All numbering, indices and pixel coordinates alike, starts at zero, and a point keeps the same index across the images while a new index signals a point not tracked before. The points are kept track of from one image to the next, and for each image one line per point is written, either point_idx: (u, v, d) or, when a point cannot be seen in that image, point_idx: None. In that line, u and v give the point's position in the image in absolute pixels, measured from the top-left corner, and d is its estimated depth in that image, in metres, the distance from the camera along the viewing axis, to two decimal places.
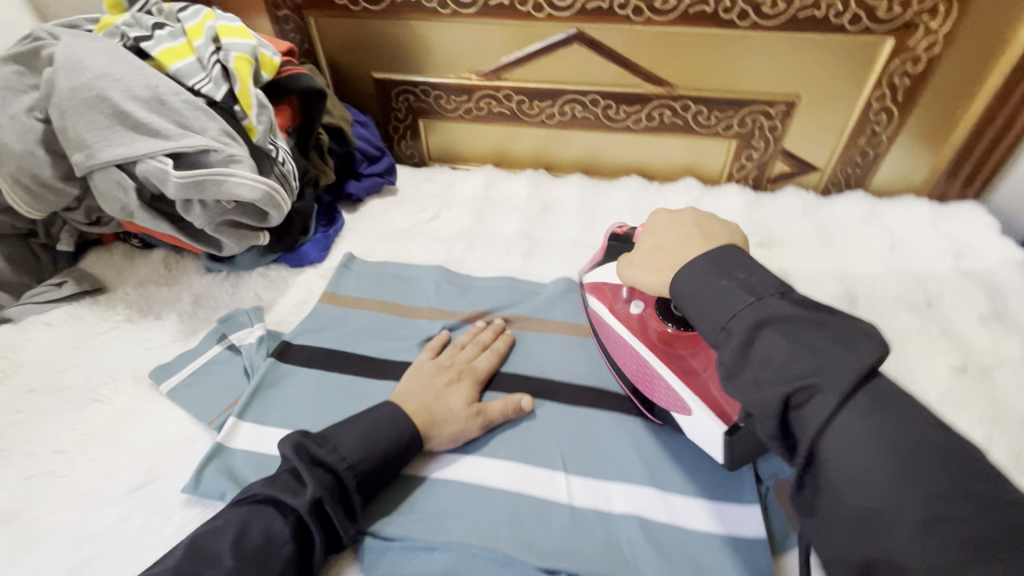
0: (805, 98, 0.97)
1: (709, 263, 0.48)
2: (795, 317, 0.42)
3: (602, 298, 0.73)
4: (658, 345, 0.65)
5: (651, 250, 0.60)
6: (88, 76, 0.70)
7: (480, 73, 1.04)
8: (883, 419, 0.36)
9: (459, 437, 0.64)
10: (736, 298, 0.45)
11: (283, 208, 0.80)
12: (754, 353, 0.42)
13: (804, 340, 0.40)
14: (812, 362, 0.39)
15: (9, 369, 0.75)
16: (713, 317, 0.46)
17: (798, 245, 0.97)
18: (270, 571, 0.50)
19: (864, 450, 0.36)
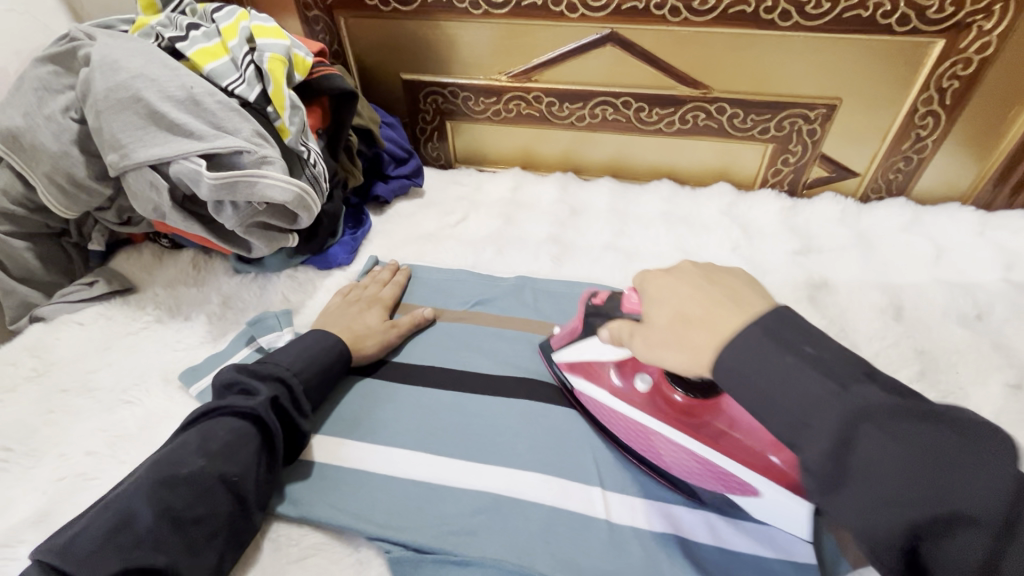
0: (847, 101, 0.94)
1: (757, 342, 0.41)
2: (889, 407, 0.35)
3: (599, 383, 0.64)
4: (677, 417, 0.58)
5: (672, 320, 0.48)
6: (123, 76, 0.70)
7: (509, 75, 1.03)
8: (948, 464, 0.33)
9: (384, 343, 0.75)
10: (814, 386, 0.38)
11: (313, 210, 0.79)
12: (855, 456, 0.35)
13: (907, 442, 0.34)
14: (919, 469, 0.33)
15: (42, 368, 0.75)
16: (786, 407, 0.39)
17: (838, 253, 0.94)
18: (240, 460, 0.56)
19: (929, 496, 0.33)
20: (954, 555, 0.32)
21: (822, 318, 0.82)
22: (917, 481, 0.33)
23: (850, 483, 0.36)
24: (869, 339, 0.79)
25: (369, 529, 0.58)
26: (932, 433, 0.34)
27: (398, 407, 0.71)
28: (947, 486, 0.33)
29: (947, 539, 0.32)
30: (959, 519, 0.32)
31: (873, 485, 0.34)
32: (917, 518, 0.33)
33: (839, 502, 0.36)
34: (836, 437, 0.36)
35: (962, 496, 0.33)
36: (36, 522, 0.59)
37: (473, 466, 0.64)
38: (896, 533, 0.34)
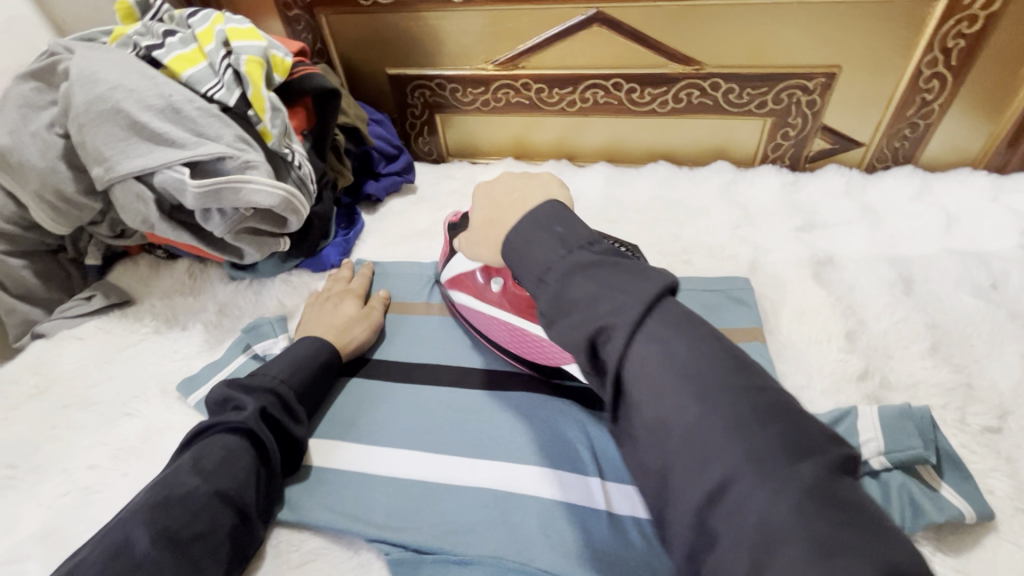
0: (846, 69, 0.91)
1: (531, 222, 0.46)
2: (600, 260, 0.42)
3: (465, 289, 0.76)
4: (525, 310, 0.70)
5: (483, 225, 0.54)
6: (102, 88, 0.69)
7: (496, 63, 1.01)
8: (680, 347, 0.38)
9: (370, 330, 0.77)
10: (552, 251, 0.44)
11: (302, 212, 0.79)
12: (570, 299, 0.41)
13: (604, 277, 0.41)
14: (611, 298, 0.39)
15: (44, 384, 0.75)
16: (536, 264, 0.44)
17: (843, 228, 0.91)
18: (237, 475, 0.55)
19: (655, 361, 0.37)
20: (617, 358, 0.39)
21: (828, 295, 0.79)
22: (659, 356, 0.37)
23: (599, 352, 0.40)
24: (878, 315, 0.77)
25: (368, 532, 0.58)
26: (624, 276, 0.40)
27: (388, 411, 0.69)
28: (616, 306, 0.39)
29: (609, 343, 0.39)
30: (679, 378, 0.37)
31: (570, 316, 0.41)
32: (659, 392, 0.37)
33: (563, 333, 0.41)
34: (559, 285, 0.42)
35: (686, 363, 0.37)
36: (42, 538, 0.59)
37: (470, 463, 0.63)
38: (641, 403, 0.38)
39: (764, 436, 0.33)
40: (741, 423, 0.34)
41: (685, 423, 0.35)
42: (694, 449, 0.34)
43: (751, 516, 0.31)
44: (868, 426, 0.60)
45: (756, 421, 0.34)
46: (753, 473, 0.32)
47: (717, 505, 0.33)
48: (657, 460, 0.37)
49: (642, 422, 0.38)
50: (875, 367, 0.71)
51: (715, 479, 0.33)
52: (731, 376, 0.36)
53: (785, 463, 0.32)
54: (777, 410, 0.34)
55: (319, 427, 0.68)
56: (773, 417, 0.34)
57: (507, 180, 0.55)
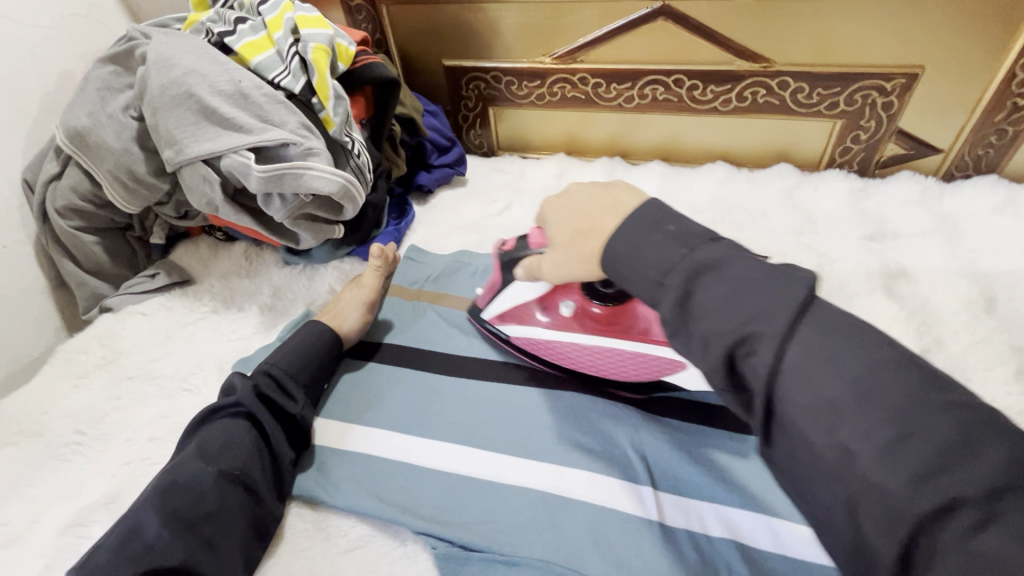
0: (929, 70, 0.85)
1: (636, 225, 0.45)
2: (727, 261, 0.41)
3: (529, 320, 0.71)
4: (604, 328, 0.68)
5: (569, 236, 0.53)
6: (176, 72, 0.71)
7: (553, 56, 0.99)
8: (846, 354, 0.36)
9: (365, 305, 0.77)
10: (671, 252, 0.43)
11: (358, 200, 0.79)
12: (697, 306, 0.41)
13: (749, 283, 0.39)
14: (752, 304, 0.38)
15: (110, 356, 0.79)
16: (646, 273, 0.44)
17: (918, 239, 0.85)
18: (239, 453, 0.58)
19: (819, 372, 0.36)
20: (766, 368, 0.37)
21: (901, 309, 0.74)
22: (823, 366, 0.36)
23: (736, 363, 0.39)
24: (956, 334, 0.72)
25: (415, 524, 0.58)
26: (764, 277, 0.39)
27: (438, 404, 0.69)
28: (756, 314, 0.38)
29: (754, 354, 0.38)
30: (846, 387, 0.35)
31: (708, 328, 0.40)
32: (827, 407, 0.35)
33: (697, 350, 0.41)
34: (685, 289, 0.41)
35: (860, 376, 0.35)
36: (106, 503, 0.62)
37: (516, 461, 0.62)
38: (796, 417, 0.36)
39: (977, 461, 0.31)
40: (944, 446, 0.31)
41: (864, 443, 0.33)
42: (870, 472, 0.33)
43: (965, 554, 0.29)
44: None
45: (961, 441, 0.31)
46: (961, 497, 0.30)
47: (925, 529, 0.31)
48: (822, 473, 0.36)
49: (806, 445, 0.36)
50: None
51: (920, 501, 0.31)
52: (904, 377, 0.34)
53: (1013, 485, 0.30)
54: (988, 427, 0.32)
55: (369, 416, 0.69)
56: (976, 434, 0.31)
57: (580, 188, 0.55)
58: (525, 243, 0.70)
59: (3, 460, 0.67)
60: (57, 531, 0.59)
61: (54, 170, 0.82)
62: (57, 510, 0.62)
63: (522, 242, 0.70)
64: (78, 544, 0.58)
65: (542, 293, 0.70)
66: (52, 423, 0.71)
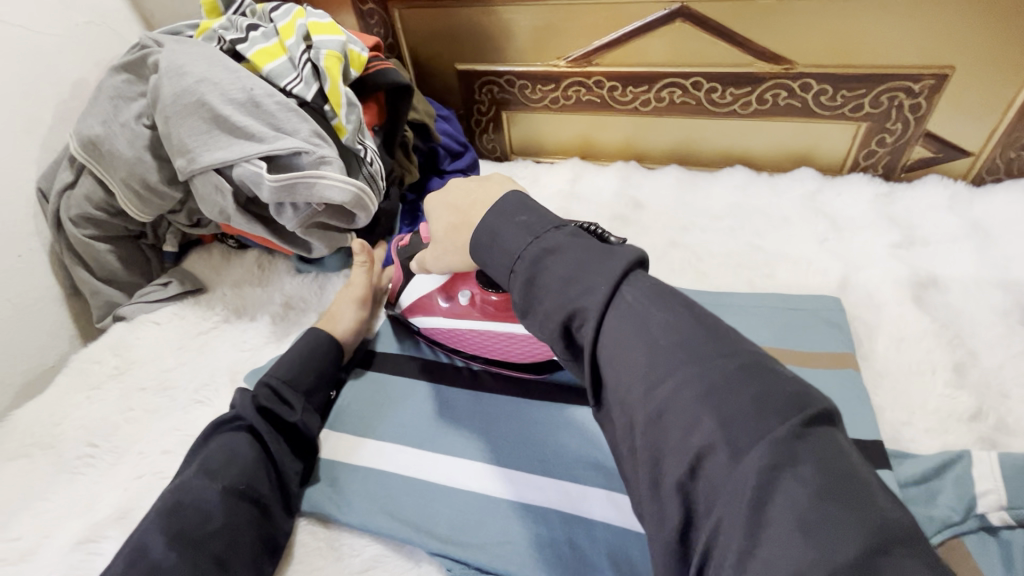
0: (960, 70, 0.82)
1: (497, 215, 0.47)
2: (570, 243, 0.42)
3: (430, 312, 0.71)
4: (500, 315, 0.67)
5: (448, 229, 0.56)
6: (188, 81, 0.71)
7: (568, 60, 0.97)
8: (656, 317, 0.37)
9: (352, 305, 0.76)
10: (520, 240, 0.44)
11: (371, 209, 0.78)
12: (542, 284, 0.41)
13: (577, 259, 0.41)
14: (584, 280, 0.39)
15: (123, 366, 0.78)
16: (502, 260, 0.45)
17: (948, 246, 0.82)
18: (242, 468, 0.57)
19: (627, 335, 0.36)
20: (590, 339, 0.38)
21: (931, 321, 0.72)
22: (631, 330, 0.36)
23: (574, 333, 0.40)
24: (991, 347, 0.69)
25: (431, 544, 0.56)
26: (591, 253, 0.41)
27: (452, 418, 0.67)
28: (585, 288, 0.39)
29: (583, 327, 0.39)
30: (643, 350, 0.36)
31: (552, 303, 0.40)
32: (630, 367, 0.36)
33: (539, 325, 0.41)
34: (530, 273, 0.42)
35: (661, 337, 0.36)
36: (118, 519, 0.61)
37: (533, 479, 0.60)
38: (615, 380, 0.37)
39: (743, 405, 0.31)
40: (713, 390, 0.32)
41: (663, 397, 0.34)
42: (665, 427, 0.33)
43: (726, 491, 0.29)
44: (987, 476, 0.53)
45: (727, 386, 0.32)
46: (728, 443, 0.30)
47: (698, 477, 0.31)
48: (632, 437, 0.35)
49: (623, 405, 0.36)
50: (989, 407, 0.64)
51: (693, 449, 0.31)
52: (701, 341, 0.35)
53: (768, 419, 0.30)
54: (758, 371, 0.33)
55: (382, 430, 0.67)
56: (749, 376, 0.32)
57: (463, 182, 0.57)
58: (419, 240, 0.72)
59: (17, 472, 0.67)
60: (70, 547, 0.59)
61: (68, 178, 0.82)
62: (70, 525, 0.62)
63: (415, 238, 0.73)
64: (90, 560, 0.58)
65: (441, 285, 0.69)
66: (65, 435, 0.71)
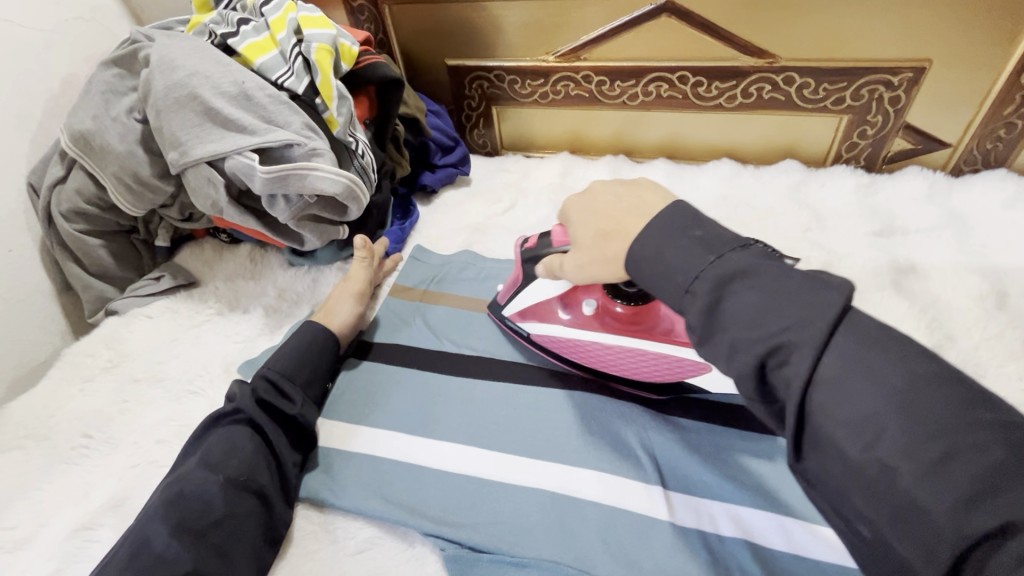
0: (937, 63, 0.84)
1: (661, 227, 0.45)
2: (758, 267, 0.41)
3: (550, 320, 0.69)
4: (626, 327, 0.65)
5: (594, 238, 0.53)
6: (180, 74, 0.71)
7: (556, 54, 0.99)
8: (895, 371, 0.35)
9: (348, 300, 0.77)
10: (696, 258, 0.42)
11: (362, 201, 0.79)
12: (727, 312, 0.40)
13: (769, 286, 0.39)
14: (780, 316, 0.38)
15: (116, 359, 0.78)
16: (673, 279, 0.43)
17: (927, 234, 0.84)
18: (242, 460, 0.58)
19: (857, 386, 0.35)
20: (799, 378, 0.36)
21: (911, 305, 0.74)
22: (863, 381, 0.35)
23: (767, 374, 0.39)
24: (967, 330, 0.71)
25: (424, 526, 0.57)
26: (792, 284, 0.39)
27: (443, 405, 0.68)
28: (790, 325, 0.37)
29: (787, 364, 0.37)
30: (884, 404, 0.34)
31: (740, 336, 0.39)
32: (861, 423, 0.34)
33: (724, 355, 0.40)
34: (714, 299, 0.41)
35: (899, 391, 0.34)
36: (114, 506, 0.62)
37: (524, 462, 0.61)
38: (837, 432, 0.35)
39: (1022, 485, 0.29)
40: (992, 467, 0.30)
41: (900, 461, 0.32)
42: (902, 484, 0.32)
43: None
44: None
45: (1011, 464, 0.30)
46: (1017, 525, 0.29)
47: (972, 557, 0.30)
48: (867, 496, 0.35)
49: (842, 458, 0.35)
50: None
51: (970, 528, 0.30)
52: (945, 394, 0.33)
53: None
54: None
55: (374, 417, 0.68)
56: None
57: (607, 189, 0.55)
58: (546, 242, 0.64)
59: (11, 463, 0.67)
60: (65, 534, 0.59)
61: (59, 173, 0.82)
62: (64, 514, 0.62)
63: (545, 239, 0.64)
64: (85, 548, 0.58)
65: (563, 292, 0.67)
66: (59, 427, 0.71)
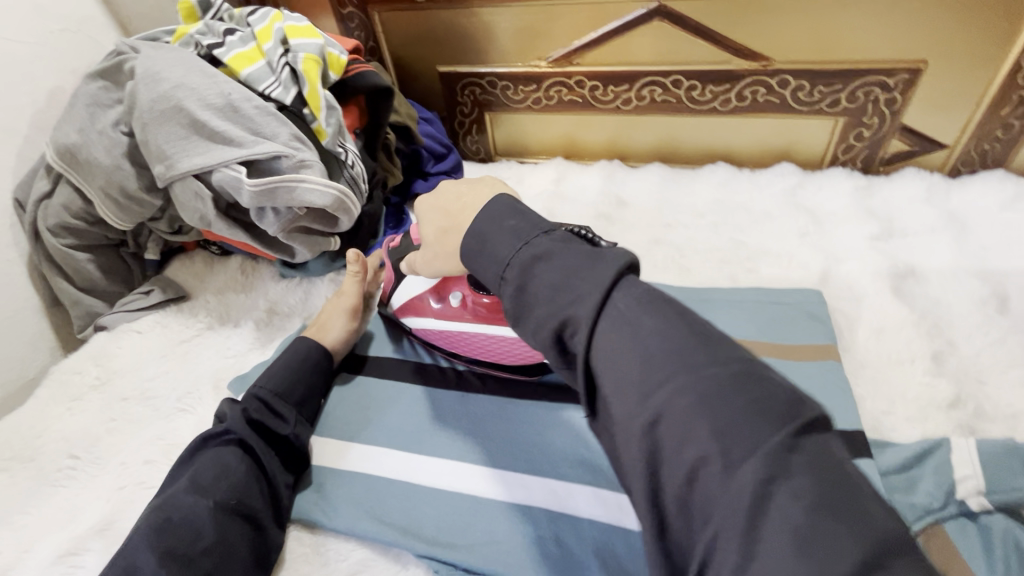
0: (933, 64, 0.83)
1: (487, 219, 0.45)
2: (559, 248, 0.41)
3: (425, 313, 0.70)
4: (492, 317, 0.66)
5: (436, 234, 0.54)
6: (165, 86, 0.70)
7: (549, 60, 0.98)
8: (647, 326, 0.36)
9: (342, 317, 0.75)
10: (509, 247, 0.43)
11: (353, 212, 0.78)
12: (533, 290, 0.40)
13: (567, 265, 0.39)
14: (574, 288, 0.38)
15: (104, 377, 0.77)
16: (492, 269, 0.43)
17: (926, 237, 0.83)
18: (234, 483, 0.56)
19: (622, 345, 0.36)
20: (583, 347, 0.37)
21: (910, 311, 0.73)
22: (623, 338, 0.36)
23: (566, 342, 0.39)
24: (968, 335, 0.70)
25: (418, 547, 0.56)
26: (579, 259, 0.40)
27: (438, 421, 0.67)
28: (582, 296, 0.38)
29: (575, 336, 0.38)
30: (638, 359, 0.35)
31: (541, 311, 0.39)
32: (627, 379, 0.35)
33: (531, 332, 0.40)
34: (521, 279, 0.41)
35: (653, 347, 0.35)
36: (101, 530, 0.60)
37: (521, 479, 0.60)
38: (609, 391, 0.36)
39: (737, 410, 0.31)
40: (707, 402, 0.32)
41: (660, 410, 0.33)
42: (664, 436, 0.33)
43: (728, 503, 0.29)
44: (965, 462, 0.53)
45: (729, 396, 0.32)
46: (725, 453, 0.30)
47: (695, 486, 0.31)
48: (622, 448, 0.35)
49: (615, 415, 0.36)
50: (967, 395, 0.65)
51: (689, 461, 0.31)
52: (698, 348, 0.35)
53: (762, 427, 0.31)
54: (747, 378, 0.33)
55: (368, 434, 0.67)
56: (741, 387, 0.32)
57: (455, 185, 0.54)
58: (409, 241, 0.72)
59: None
60: (52, 560, 0.58)
61: (45, 188, 0.81)
62: (51, 538, 0.61)
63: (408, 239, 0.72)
64: (72, 573, 0.57)
65: (433, 286, 0.68)
66: (45, 448, 0.69)
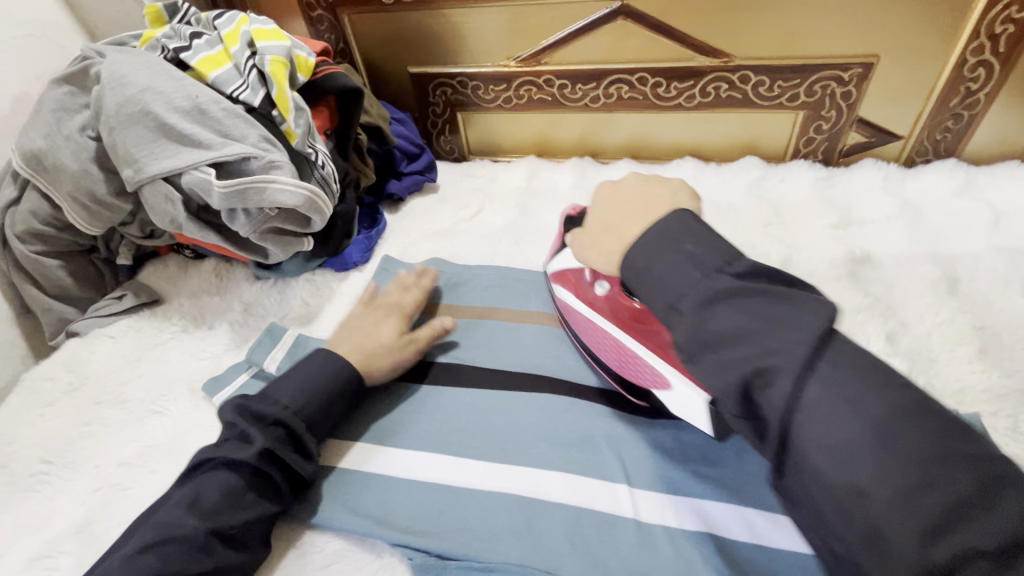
0: (884, 58, 0.87)
1: (657, 237, 0.47)
2: (745, 288, 0.43)
3: (567, 286, 0.71)
4: (627, 322, 0.63)
5: (596, 228, 0.57)
6: (131, 90, 0.70)
7: (518, 59, 0.99)
8: (856, 390, 0.38)
9: (397, 365, 0.70)
10: (687, 275, 0.45)
11: (325, 212, 0.79)
12: (712, 330, 0.43)
13: (760, 312, 0.41)
14: (771, 337, 0.40)
15: (77, 382, 0.77)
16: (662, 295, 0.46)
17: (882, 224, 0.87)
18: (238, 514, 0.54)
19: (839, 411, 0.37)
20: (782, 402, 0.39)
21: (866, 295, 0.76)
22: (840, 406, 0.37)
23: (752, 395, 0.41)
24: (920, 316, 0.74)
25: (392, 535, 0.57)
26: (782, 307, 0.41)
27: (411, 414, 0.68)
28: (772, 348, 0.40)
29: (769, 387, 0.40)
30: (861, 428, 0.36)
31: (726, 355, 0.42)
32: (839, 447, 0.37)
33: (710, 373, 0.43)
34: (698, 316, 0.43)
35: (877, 417, 0.36)
36: (75, 533, 0.60)
37: (494, 466, 0.61)
38: (813, 455, 0.38)
39: (949, 494, 0.33)
40: (928, 483, 0.34)
41: (866, 483, 0.35)
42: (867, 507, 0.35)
43: None
44: None
45: (944, 476, 0.34)
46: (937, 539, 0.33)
47: None
48: (833, 517, 0.37)
49: (817, 479, 0.38)
50: (919, 371, 0.68)
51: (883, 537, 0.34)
52: (904, 414, 0.36)
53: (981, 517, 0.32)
54: (979, 462, 0.34)
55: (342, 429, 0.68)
56: (953, 471, 0.34)
57: (635, 183, 0.58)
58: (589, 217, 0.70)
59: None
60: (25, 564, 0.58)
61: (12, 195, 0.80)
62: (24, 543, 0.61)
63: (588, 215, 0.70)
64: None
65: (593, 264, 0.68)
66: (18, 454, 0.69)
